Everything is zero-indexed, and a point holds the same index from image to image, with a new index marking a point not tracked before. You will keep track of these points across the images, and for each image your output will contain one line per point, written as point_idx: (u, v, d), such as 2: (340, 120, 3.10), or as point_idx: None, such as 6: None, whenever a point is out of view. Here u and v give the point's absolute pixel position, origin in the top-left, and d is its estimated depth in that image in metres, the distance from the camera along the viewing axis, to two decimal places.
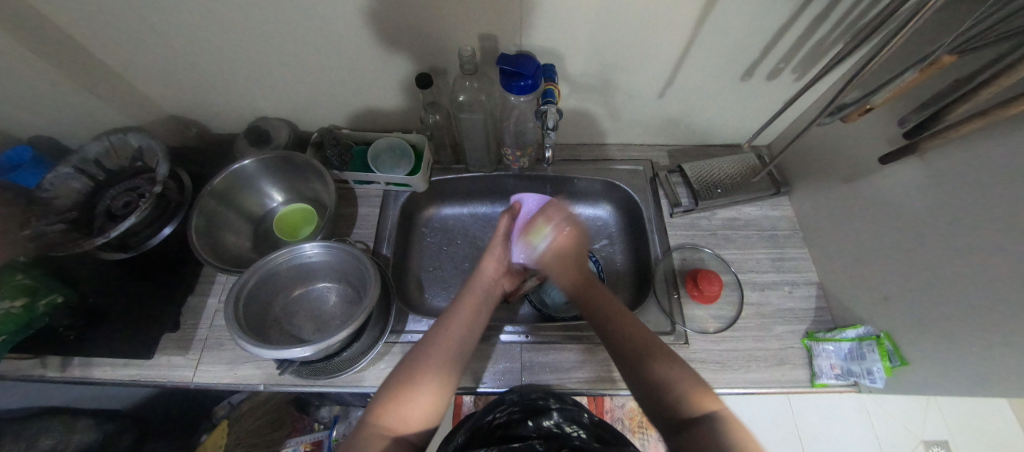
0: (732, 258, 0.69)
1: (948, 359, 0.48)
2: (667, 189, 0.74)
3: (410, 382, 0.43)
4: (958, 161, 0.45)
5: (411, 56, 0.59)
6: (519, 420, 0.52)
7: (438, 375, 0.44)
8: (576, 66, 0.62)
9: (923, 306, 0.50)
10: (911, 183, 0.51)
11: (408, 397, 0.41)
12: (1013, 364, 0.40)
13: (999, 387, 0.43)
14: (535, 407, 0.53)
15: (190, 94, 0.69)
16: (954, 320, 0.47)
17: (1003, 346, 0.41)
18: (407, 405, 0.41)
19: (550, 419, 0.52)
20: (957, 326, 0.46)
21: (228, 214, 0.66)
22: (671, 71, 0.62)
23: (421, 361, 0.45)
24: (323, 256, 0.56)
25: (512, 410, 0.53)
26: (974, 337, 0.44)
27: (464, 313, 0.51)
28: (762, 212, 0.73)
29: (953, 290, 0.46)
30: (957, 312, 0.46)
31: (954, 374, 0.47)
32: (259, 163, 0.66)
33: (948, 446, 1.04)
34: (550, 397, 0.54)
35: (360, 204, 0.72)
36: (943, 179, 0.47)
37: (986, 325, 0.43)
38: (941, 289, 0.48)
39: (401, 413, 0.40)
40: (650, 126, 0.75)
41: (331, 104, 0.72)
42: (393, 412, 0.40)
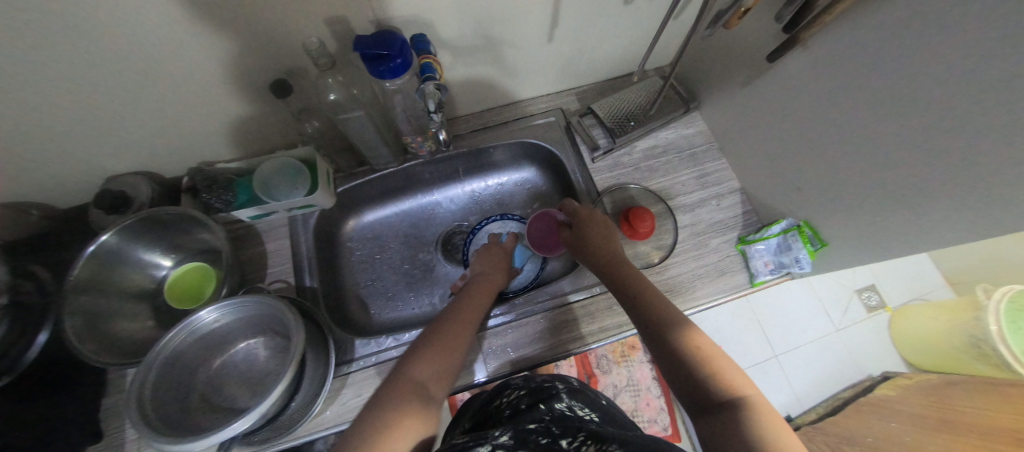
0: (660, 186, 0.69)
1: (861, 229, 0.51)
2: (583, 134, 0.71)
3: (438, 352, 0.46)
4: (832, 42, 0.44)
5: (254, 61, 0.50)
6: (529, 403, 0.52)
7: (450, 355, 0.47)
8: (448, 29, 0.55)
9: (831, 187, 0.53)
10: (799, 75, 0.51)
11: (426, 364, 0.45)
12: None
13: (927, 244, 0.46)
14: (545, 391, 0.54)
15: (1, 174, 0.56)
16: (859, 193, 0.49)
17: (914, 200, 0.44)
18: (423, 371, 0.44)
19: (561, 401, 0.52)
20: (869, 195, 0.49)
21: (109, 299, 0.57)
22: (552, 12, 0.57)
23: (444, 334, 0.48)
24: (230, 317, 0.51)
25: (520, 394, 0.54)
26: (885, 198, 0.47)
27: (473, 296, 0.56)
28: (679, 133, 0.73)
29: (859, 165, 0.48)
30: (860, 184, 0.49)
31: (877, 239, 0.51)
32: (120, 233, 0.56)
33: (876, 288, 1.20)
34: (559, 382, 0.56)
35: (267, 240, 0.65)
36: (823, 64, 0.47)
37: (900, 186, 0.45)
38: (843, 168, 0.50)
39: (425, 374, 0.44)
40: (551, 74, 0.71)
41: (186, 139, 0.61)
42: (419, 371, 0.44)
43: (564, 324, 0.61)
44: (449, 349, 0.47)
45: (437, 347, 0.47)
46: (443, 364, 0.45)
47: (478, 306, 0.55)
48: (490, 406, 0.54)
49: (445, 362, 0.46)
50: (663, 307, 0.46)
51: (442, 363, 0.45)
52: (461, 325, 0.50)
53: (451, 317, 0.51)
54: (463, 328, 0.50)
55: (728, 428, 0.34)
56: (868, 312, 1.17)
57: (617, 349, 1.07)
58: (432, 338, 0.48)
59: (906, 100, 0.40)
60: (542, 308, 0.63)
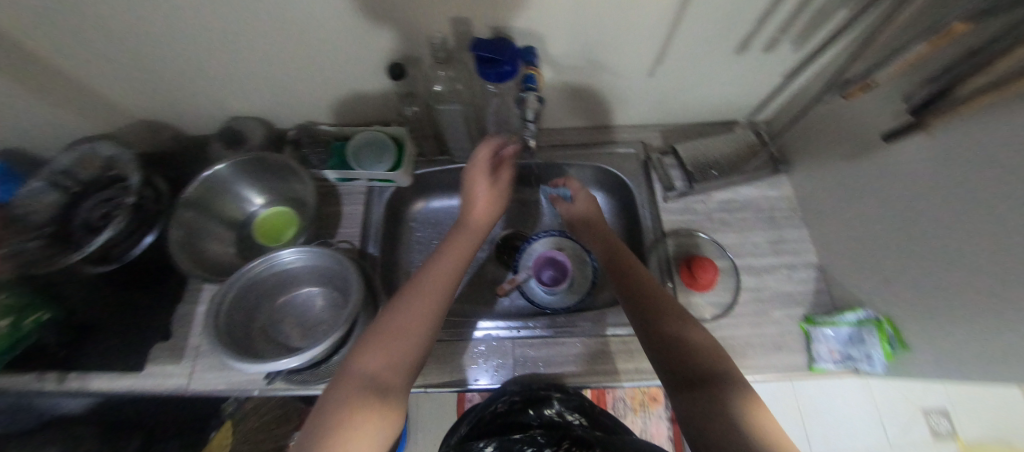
0: (729, 242, 0.66)
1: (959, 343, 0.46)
2: (660, 171, 0.70)
3: (387, 341, 0.42)
4: (964, 137, 0.41)
5: (382, 44, 0.55)
6: (520, 407, 0.61)
7: (415, 343, 0.44)
8: (557, 47, 0.58)
9: (930, 289, 0.48)
10: (918, 161, 0.47)
11: (382, 351, 0.42)
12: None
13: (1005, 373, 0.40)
14: (537, 397, 0.61)
15: (158, 97, 0.66)
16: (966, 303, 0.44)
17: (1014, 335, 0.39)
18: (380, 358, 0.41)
19: (551, 407, 0.61)
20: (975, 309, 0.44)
21: (208, 221, 0.65)
22: (660, 47, 0.57)
23: (403, 317, 0.45)
24: (303, 261, 0.55)
25: (514, 400, 0.61)
26: (978, 323, 0.43)
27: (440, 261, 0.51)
28: (761, 192, 0.70)
29: (961, 277, 0.44)
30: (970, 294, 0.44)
31: (965, 360, 0.45)
32: (233, 166, 0.64)
33: (949, 414, 1.04)
34: (552, 389, 0.60)
35: (345, 203, 0.70)
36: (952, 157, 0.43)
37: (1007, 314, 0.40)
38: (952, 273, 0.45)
39: (375, 366, 0.41)
40: (641, 107, 0.71)
41: (303, 98, 0.68)
42: (369, 363, 0.41)
43: (602, 355, 0.60)
44: (408, 335, 0.44)
45: (388, 336, 0.43)
46: (405, 348, 0.43)
47: (444, 277, 0.49)
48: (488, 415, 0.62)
49: (402, 355, 0.43)
50: (662, 306, 0.48)
51: (404, 347, 0.43)
52: (416, 313, 0.45)
53: (406, 304, 0.46)
54: (426, 310, 0.46)
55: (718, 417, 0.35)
56: (934, 439, 1.02)
57: (637, 396, 1.03)
58: (383, 329, 0.44)
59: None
60: (583, 333, 0.62)
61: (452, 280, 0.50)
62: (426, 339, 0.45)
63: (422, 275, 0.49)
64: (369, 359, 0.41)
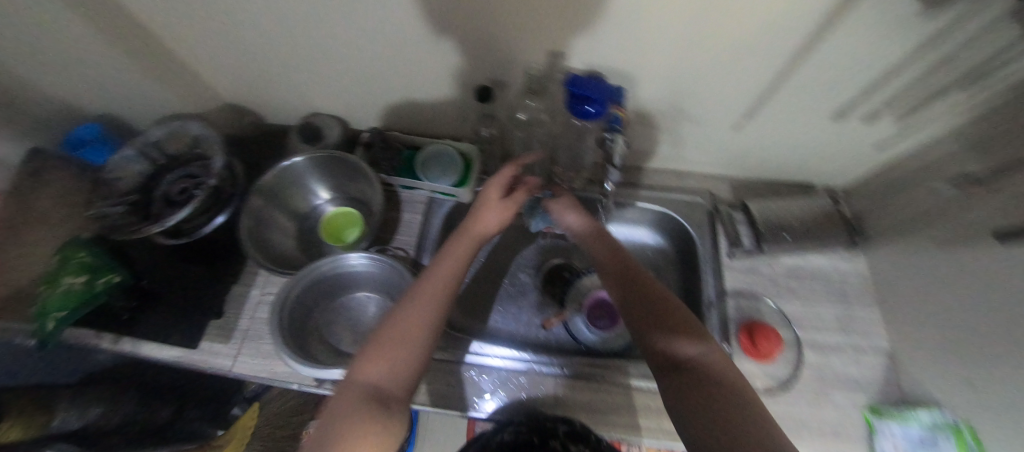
0: (793, 311, 0.63)
1: None
2: (726, 225, 0.68)
3: (386, 349, 0.40)
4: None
5: (475, 67, 0.56)
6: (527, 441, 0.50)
7: (419, 345, 0.41)
8: (646, 90, 0.57)
9: None
10: None
11: (380, 361, 0.39)
12: None
13: None
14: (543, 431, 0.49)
15: (250, 87, 0.69)
16: None
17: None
18: (379, 364, 0.39)
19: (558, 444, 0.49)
20: None
21: (276, 210, 0.67)
22: (753, 103, 0.56)
23: (403, 321, 0.42)
24: (366, 266, 0.55)
25: (520, 431, 0.50)
26: None
27: (448, 257, 0.48)
28: (833, 263, 0.66)
29: None
30: None
31: None
32: (309, 160, 0.66)
33: None
34: (559, 421, 0.50)
35: (405, 210, 0.71)
36: None
37: None
38: None
39: (375, 375, 0.39)
40: (715, 158, 0.70)
41: (383, 105, 0.70)
42: (369, 370, 0.39)
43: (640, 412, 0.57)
44: (415, 337, 0.41)
45: (389, 342, 0.40)
46: (410, 352, 0.40)
47: (443, 277, 0.46)
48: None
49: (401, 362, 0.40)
50: (663, 315, 0.42)
51: (408, 352, 0.40)
52: (419, 313, 0.42)
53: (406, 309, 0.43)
54: (429, 311, 0.43)
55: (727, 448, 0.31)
56: None
57: None
58: (389, 332, 0.41)
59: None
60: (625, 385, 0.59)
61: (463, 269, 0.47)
62: (429, 337, 0.42)
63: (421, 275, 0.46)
64: (371, 369, 0.39)
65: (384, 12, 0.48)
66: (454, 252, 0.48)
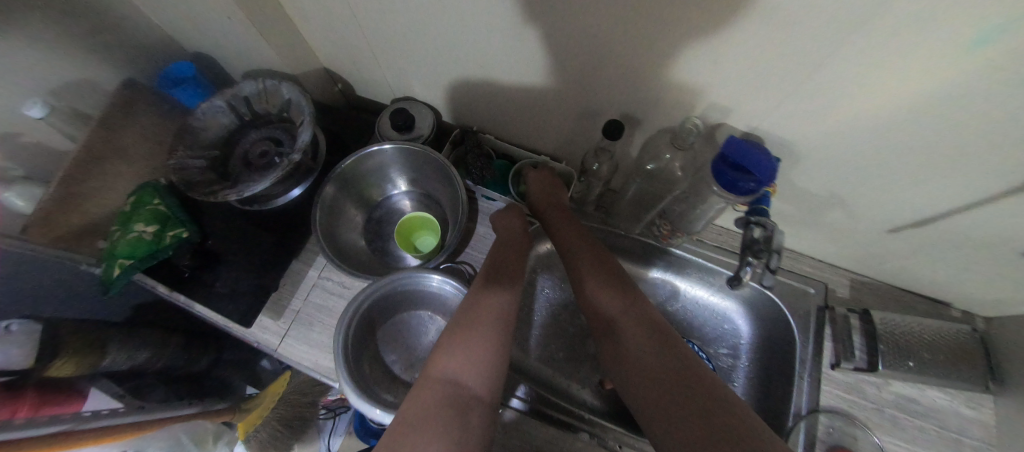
0: (893, 450, 0.55)
1: None
2: (836, 329, 0.59)
3: (460, 342, 0.43)
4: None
5: (608, 98, 0.48)
6: None
7: (486, 333, 0.44)
8: (805, 168, 0.48)
9: None
10: None
11: (452, 353, 0.42)
12: None
13: None
14: None
15: (350, 57, 0.64)
16: None
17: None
18: (452, 354, 0.42)
19: None
20: None
21: (352, 195, 0.63)
22: (933, 217, 0.46)
23: (468, 315, 0.46)
24: (441, 290, 0.51)
25: None
26: None
27: (489, 264, 0.54)
28: (953, 406, 0.56)
29: None
30: None
31: None
32: (399, 152, 0.61)
33: None
34: None
35: (481, 223, 0.66)
36: None
37: None
38: None
39: (453, 367, 0.41)
40: (845, 250, 0.60)
41: (483, 107, 0.63)
42: (443, 372, 0.40)
43: None
44: (479, 328, 0.44)
45: (455, 343, 0.43)
46: (480, 340, 0.43)
47: (491, 279, 0.51)
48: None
49: (473, 361, 0.42)
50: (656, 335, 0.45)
51: (478, 338, 0.43)
52: (484, 311, 0.46)
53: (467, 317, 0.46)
54: (491, 307, 0.47)
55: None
56: None
57: None
58: (449, 337, 0.43)
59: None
60: None
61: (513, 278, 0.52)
62: (496, 325, 0.45)
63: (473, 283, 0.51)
64: (445, 359, 0.41)
65: (530, 24, 0.41)
66: (494, 263, 0.54)
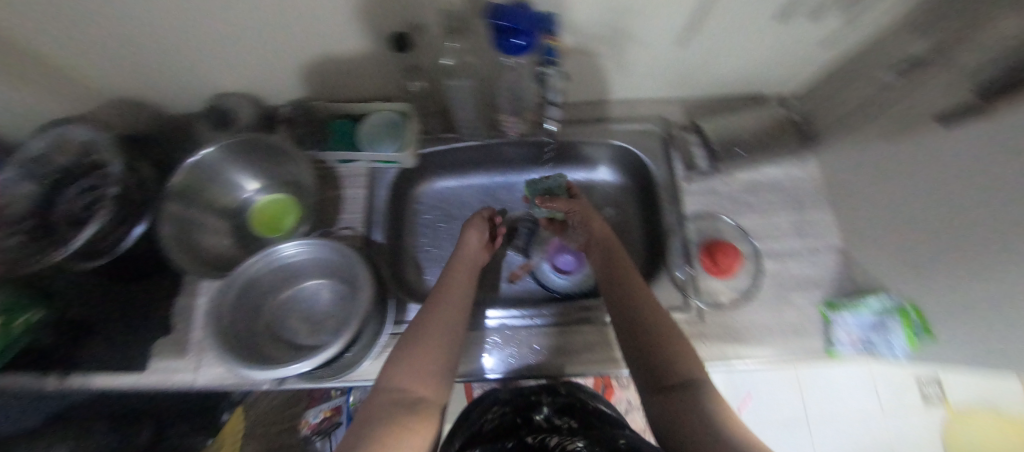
0: (751, 225, 0.64)
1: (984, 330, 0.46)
2: (681, 149, 0.67)
3: (421, 358, 0.43)
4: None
5: (375, 19, 0.48)
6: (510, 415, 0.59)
7: (443, 349, 0.45)
8: (576, 15, 0.51)
9: (965, 286, 0.47)
10: (962, 152, 0.42)
11: (412, 366, 0.42)
12: None
13: None
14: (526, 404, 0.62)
15: (129, 75, 0.59)
16: (997, 302, 0.43)
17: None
18: (413, 370, 0.42)
19: (540, 414, 0.58)
20: (1000, 305, 0.43)
21: (201, 211, 0.60)
22: (691, 16, 0.51)
23: (425, 328, 0.46)
24: (304, 255, 0.52)
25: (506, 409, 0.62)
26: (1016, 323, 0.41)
27: (453, 277, 0.55)
28: (786, 172, 0.66)
29: (996, 269, 0.42)
30: (994, 293, 0.43)
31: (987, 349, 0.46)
32: (221, 150, 0.59)
33: (944, 383, 1.09)
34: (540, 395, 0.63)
35: (346, 186, 0.66)
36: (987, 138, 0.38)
37: None
38: (988, 276, 0.43)
39: (409, 380, 0.41)
40: (663, 80, 0.66)
41: (291, 73, 0.61)
42: (393, 378, 0.41)
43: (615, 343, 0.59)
44: (438, 344, 0.45)
45: (417, 352, 0.44)
46: (436, 362, 0.44)
47: (455, 293, 0.53)
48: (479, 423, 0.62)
49: (435, 370, 0.44)
50: (633, 299, 0.49)
51: (434, 360, 0.44)
52: (440, 323, 0.47)
53: (424, 325, 0.47)
54: (451, 321, 0.48)
55: (689, 406, 0.36)
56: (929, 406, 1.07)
57: None
58: (404, 346, 0.45)
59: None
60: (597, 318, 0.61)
61: (468, 289, 0.55)
62: (449, 342, 0.46)
63: (436, 292, 0.52)
64: (400, 374, 0.42)
65: None
66: (459, 278, 0.55)
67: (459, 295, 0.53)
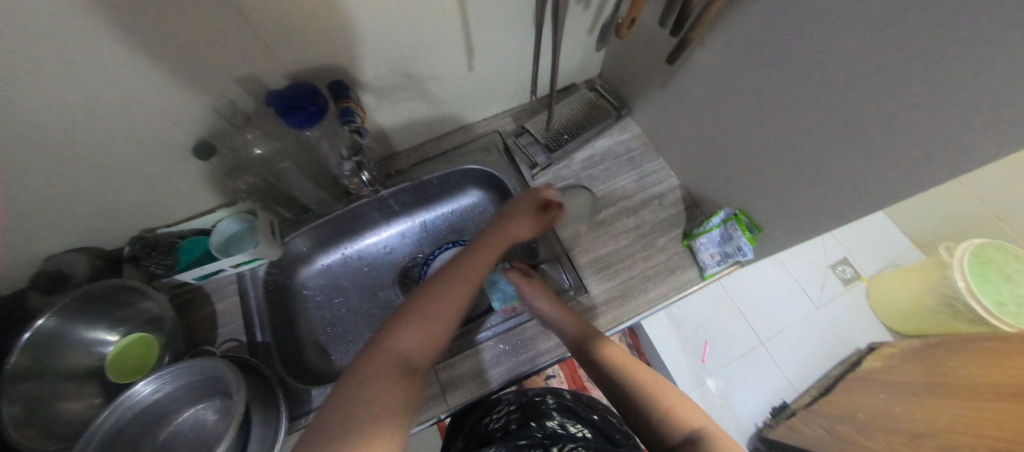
0: (602, 194, 0.70)
1: (791, 204, 0.53)
2: (522, 153, 0.74)
3: (392, 360, 0.42)
4: (731, 30, 0.47)
5: (175, 129, 0.52)
6: (518, 421, 0.61)
7: (420, 353, 0.44)
8: (365, 72, 0.57)
9: (764, 175, 0.55)
10: (713, 63, 0.53)
11: (386, 366, 0.41)
12: (843, 186, 0.44)
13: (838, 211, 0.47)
14: (533, 407, 0.63)
15: None
16: (786, 171, 0.51)
17: (826, 176, 0.45)
18: (389, 371, 0.41)
19: (552, 420, 0.60)
20: (788, 175, 0.51)
21: (54, 384, 0.55)
22: (464, 43, 0.59)
23: (409, 325, 0.45)
24: (168, 386, 0.49)
25: (511, 409, 0.64)
26: (805, 182, 0.49)
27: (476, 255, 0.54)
28: (615, 140, 0.75)
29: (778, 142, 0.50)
30: (783, 165, 0.51)
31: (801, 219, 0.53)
32: (57, 315, 0.54)
33: (849, 260, 1.26)
34: (546, 396, 0.66)
35: (217, 300, 0.64)
36: (731, 45, 0.48)
37: (817, 161, 0.46)
38: (775, 151, 0.51)
39: (383, 385, 0.39)
40: (483, 101, 0.74)
41: (116, 211, 0.60)
42: (398, 344, 0.43)
43: None
44: (419, 343, 0.44)
45: (395, 350, 0.43)
46: (406, 363, 0.42)
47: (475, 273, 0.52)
48: (485, 429, 0.62)
49: (409, 370, 0.42)
50: (614, 356, 0.50)
51: (407, 361, 0.42)
52: (431, 321, 0.46)
53: (412, 323, 0.45)
54: (443, 321, 0.47)
55: None
56: (845, 284, 1.23)
57: None
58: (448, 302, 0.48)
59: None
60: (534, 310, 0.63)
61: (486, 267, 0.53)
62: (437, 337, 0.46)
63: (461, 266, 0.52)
64: (376, 378, 0.40)
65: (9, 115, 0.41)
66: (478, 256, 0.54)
67: (477, 277, 0.52)
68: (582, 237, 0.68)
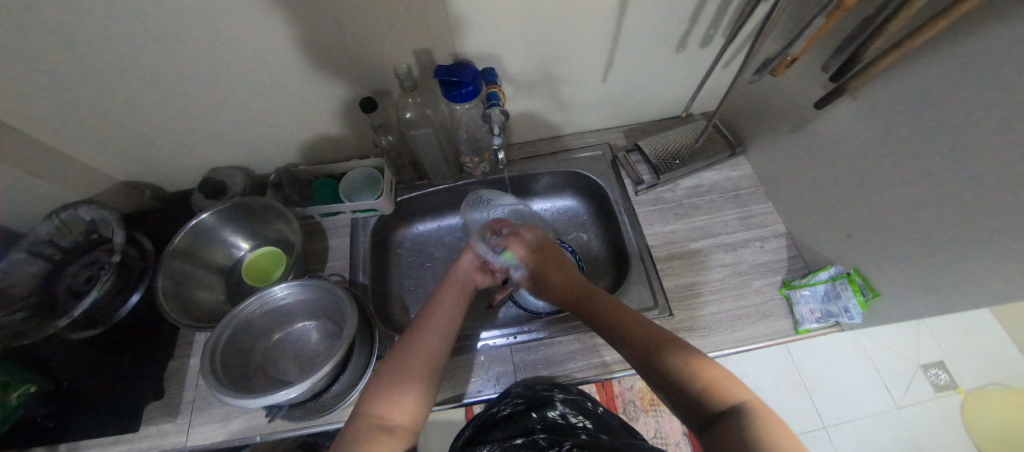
0: (701, 224, 0.70)
1: (922, 277, 0.50)
2: (628, 169, 0.75)
3: (398, 380, 0.44)
4: (888, 90, 0.47)
5: (352, 80, 0.60)
6: (523, 412, 0.53)
7: (420, 382, 0.45)
8: (514, 65, 0.63)
9: (895, 240, 0.52)
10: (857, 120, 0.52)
11: (396, 390, 0.43)
12: (1003, 266, 0.40)
13: (987, 292, 0.44)
14: (539, 398, 0.55)
15: (139, 158, 0.68)
16: (923, 240, 0.48)
17: (981, 251, 0.42)
18: (397, 395, 0.43)
19: (554, 409, 0.53)
20: (927, 244, 0.48)
21: (195, 270, 0.65)
22: (606, 55, 0.63)
23: (408, 356, 0.47)
24: (295, 296, 0.56)
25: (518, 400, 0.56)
26: (949, 256, 0.46)
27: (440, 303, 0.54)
28: (723, 174, 0.75)
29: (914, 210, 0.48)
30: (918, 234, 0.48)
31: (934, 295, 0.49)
32: (217, 215, 0.65)
33: (945, 365, 1.11)
34: (554, 389, 0.57)
35: (331, 236, 0.72)
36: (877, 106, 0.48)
37: (971, 236, 0.43)
38: (912, 218, 0.49)
39: (383, 404, 0.42)
40: (600, 113, 0.77)
41: (278, 141, 0.71)
42: (375, 406, 0.42)
43: None
44: (412, 376, 0.45)
45: (398, 375, 0.45)
46: (416, 383, 0.45)
47: (439, 325, 0.51)
48: (488, 419, 0.55)
49: (409, 393, 0.44)
50: (648, 332, 0.46)
51: (415, 383, 0.45)
52: (425, 352, 0.48)
53: (412, 350, 0.48)
54: (431, 357, 0.47)
55: (733, 433, 0.34)
56: (936, 391, 1.07)
57: (647, 396, 0.93)
58: (384, 376, 0.45)
59: (959, 145, 0.40)
60: None
61: (457, 310, 0.54)
62: (436, 368, 0.47)
63: (422, 314, 0.52)
64: (380, 402, 0.42)
65: (249, 43, 0.52)
66: (442, 308, 0.53)
67: (447, 318, 0.52)
68: (674, 261, 0.67)
